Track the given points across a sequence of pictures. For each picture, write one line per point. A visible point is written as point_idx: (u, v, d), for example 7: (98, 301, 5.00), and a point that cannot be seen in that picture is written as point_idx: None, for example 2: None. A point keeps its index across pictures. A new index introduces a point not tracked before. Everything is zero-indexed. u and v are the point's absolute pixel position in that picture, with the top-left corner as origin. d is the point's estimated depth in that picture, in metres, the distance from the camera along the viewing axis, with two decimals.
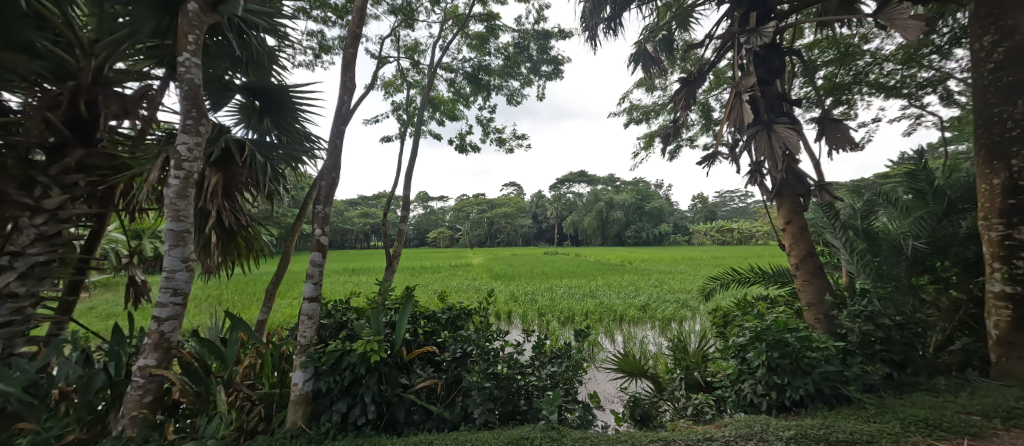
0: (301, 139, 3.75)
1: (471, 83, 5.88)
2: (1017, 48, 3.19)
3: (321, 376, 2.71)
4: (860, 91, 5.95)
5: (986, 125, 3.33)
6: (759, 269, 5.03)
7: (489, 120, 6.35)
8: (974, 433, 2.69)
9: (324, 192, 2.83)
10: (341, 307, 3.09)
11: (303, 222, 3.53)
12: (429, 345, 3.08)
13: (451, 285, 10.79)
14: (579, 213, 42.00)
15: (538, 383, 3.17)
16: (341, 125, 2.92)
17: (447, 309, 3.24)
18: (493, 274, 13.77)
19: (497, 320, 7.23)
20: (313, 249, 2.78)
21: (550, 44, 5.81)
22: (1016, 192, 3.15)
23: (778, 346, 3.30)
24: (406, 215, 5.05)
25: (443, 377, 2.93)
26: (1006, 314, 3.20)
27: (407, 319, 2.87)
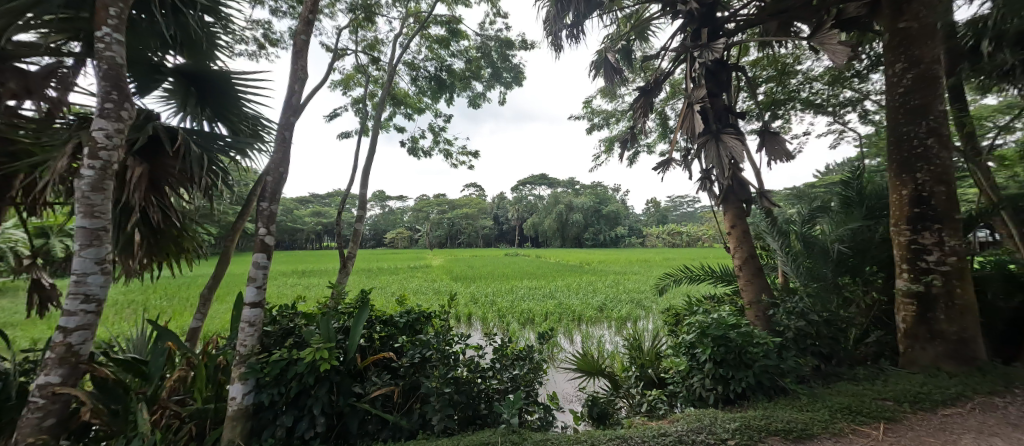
0: (245, 129, 3.45)
1: (432, 84, 5.73)
2: (922, 76, 3.60)
3: (263, 388, 2.49)
4: (794, 108, 6.40)
5: (897, 141, 3.72)
6: (708, 268, 5.23)
7: (442, 130, 6.20)
8: (889, 417, 2.95)
9: (271, 188, 2.62)
10: (288, 313, 2.86)
11: (246, 220, 3.25)
12: (386, 351, 2.93)
13: (408, 287, 10.51)
14: (537, 216, 42.44)
15: (499, 387, 3.09)
16: (291, 117, 2.72)
17: (406, 314, 3.07)
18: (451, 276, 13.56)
19: (456, 322, 7.11)
20: (256, 249, 2.55)
21: (510, 53, 5.78)
22: (920, 202, 3.59)
23: (722, 342, 3.44)
24: (363, 214, 4.81)
25: (401, 383, 2.79)
26: (912, 309, 3.67)
27: (362, 325, 2.69)
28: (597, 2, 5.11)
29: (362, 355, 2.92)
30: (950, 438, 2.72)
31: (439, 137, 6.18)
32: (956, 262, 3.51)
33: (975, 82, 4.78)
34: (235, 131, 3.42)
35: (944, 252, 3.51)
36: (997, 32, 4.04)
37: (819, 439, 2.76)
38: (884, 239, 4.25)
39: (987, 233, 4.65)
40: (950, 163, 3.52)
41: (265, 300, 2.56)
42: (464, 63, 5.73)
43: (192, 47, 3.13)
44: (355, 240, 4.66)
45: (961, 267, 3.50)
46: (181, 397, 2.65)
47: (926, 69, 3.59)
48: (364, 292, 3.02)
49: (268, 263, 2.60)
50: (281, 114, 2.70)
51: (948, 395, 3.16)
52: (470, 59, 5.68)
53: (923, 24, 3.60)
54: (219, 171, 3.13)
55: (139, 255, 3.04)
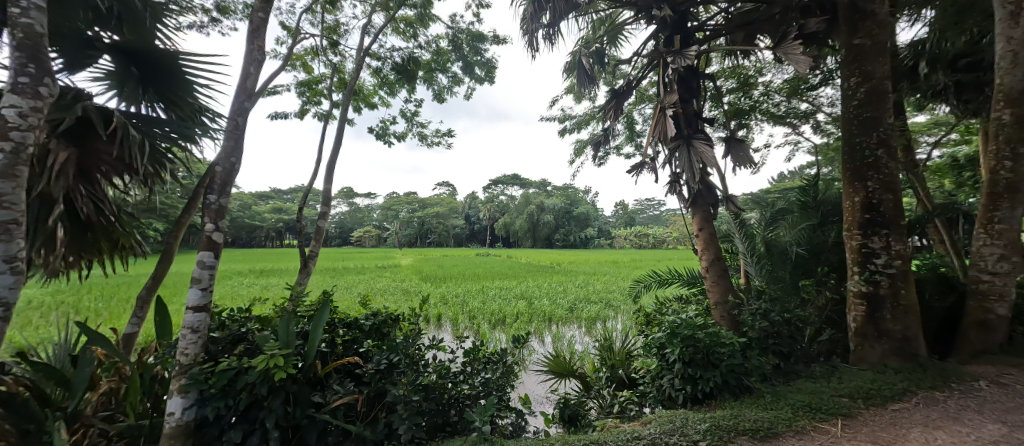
0: (195, 116, 3.18)
1: (399, 74, 5.47)
2: (874, 89, 3.73)
3: (207, 401, 2.26)
4: (755, 119, 6.60)
5: (850, 151, 3.84)
6: (676, 271, 5.26)
7: (415, 115, 5.98)
8: (846, 413, 3.02)
9: (220, 180, 2.39)
10: (238, 317, 2.63)
11: (195, 215, 2.99)
12: (350, 356, 2.75)
13: (375, 287, 10.14)
14: (508, 216, 42.49)
15: (470, 392, 2.96)
16: (245, 101, 2.48)
17: (371, 316, 2.90)
18: (419, 276, 13.26)
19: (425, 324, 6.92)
20: (202, 247, 2.34)
21: (483, 46, 5.64)
22: (870, 208, 3.71)
23: (690, 342, 3.46)
24: (327, 210, 4.54)
25: (365, 391, 2.60)
26: (862, 309, 3.79)
27: (322, 329, 2.49)
28: (574, 4, 5.06)
29: (324, 361, 2.72)
30: (899, 432, 2.80)
31: (412, 122, 5.96)
32: (902, 264, 3.65)
33: (913, 99, 5.41)
34: (184, 117, 3.15)
35: (892, 256, 3.65)
36: (934, 54, 4.64)
37: (785, 438, 2.77)
38: (836, 243, 4.42)
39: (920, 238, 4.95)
40: (897, 172, 3.67)
41: (210, 303, 2.36)
42: (432, 56, 5.54)
43: (133, 22, 2.85)
44: (316, 238, 4.40)
45: (906, 270, 3.65)
46: (108, 413, 2.37)
47: (878, 84, 3.72)
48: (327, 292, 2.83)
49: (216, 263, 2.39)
50: (234, 98, 2.45)
51: (896, 390, 3.27)
52: (438, 49, 5.48)
53: (876, 41, 3.73)
54: (163, 161, 2.86)
55: (65, 252, 2.73)
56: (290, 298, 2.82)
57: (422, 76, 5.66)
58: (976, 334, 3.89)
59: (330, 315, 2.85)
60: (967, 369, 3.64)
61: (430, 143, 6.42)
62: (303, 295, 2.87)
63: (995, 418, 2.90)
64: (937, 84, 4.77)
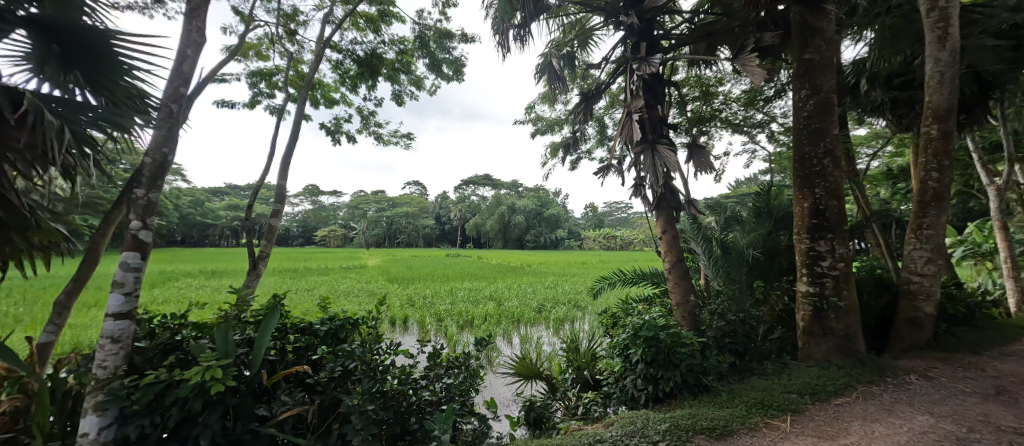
0: (130, 101, 2.96)
1: (360, 69, 5.31)
2: (821, 103, 3.95)
3: (130, 421, 2.09)
4: (715, 127, 6.87)
5: (800, 159, 4.05)
6: (640, 271, 5.36)
7: (372, 114, 5.83)
8: (795, 409, 3.17)
9: (151, 172, 2.30)
10: (171, 324, 2.49)
11: (126, 209, 2.78)
12: (302, 363, 2.63)
13: (339, 289, 9.83)
14: (478, 217, 42.36)
15: (431, 399, 2.90)
16: (180, 87, 2.39)
17: (327, 321, 2.76)
18: (386, 277, 12.95)
19: (390, 327, 6.77)
20: (127, 247, 2.22)
21: (451, 46, 5.58)
22: (816, 214, 3.93)
23: (653, 343, 3.55)
24: (281, 208, 4.34)
25: (317, 401, 2.50)
26: (808, 309, 4.00)
27: (269, 336, 2.38)
28: (545, 6, 5.10)
29: (271, 370, 2.59)
30: (842, 425, 2.96)
31: (369, 121, 5.81)
32: (844, 267, 3.89)
33: (856, 113, 5.79)
34: (116, 102, 2.92)
35: (835, 259, 3.89)
36: (873, 72, 5.00)
37: (739, 435, 2.87)
38: (786, 247, 4.65)
39: (859, 242, 5.32)
40: (841, 180, 3.89)
41: (134, 310, 2.25)
42: (397, 55, 5.42)
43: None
44: (268, 238, 4.20)
45: (848, 272, 3.89)
46: (11, 434, 2.19)
47: (824, 98, 3.95)
48: (278, 296, 2.68)
49: (143, 266, 2.28)
50: (167, 83, 2.36)
51: (839, 385, 3.47)
52: (403, 49, 5.38)
53: (823, 57, 3.95)
54: (88, 150, 2.63)
55: None
56: (234, 303, 2.66)
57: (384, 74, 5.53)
58: (906, 330, 4.22)
59: (280, 320, 2.70)
60: (901, 364, 3.91)
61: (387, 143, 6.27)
62: (249, 300, 2.71)
63: (924, 410, 3.12)
64: (876, 100, 5.13)
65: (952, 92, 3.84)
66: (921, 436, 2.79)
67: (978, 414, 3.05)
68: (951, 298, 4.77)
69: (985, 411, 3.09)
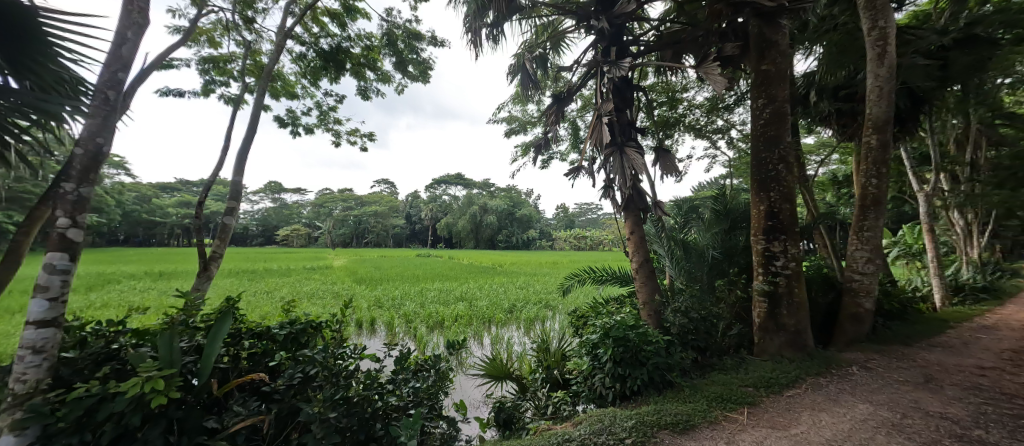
0: (60, 87, 2.55)
1: (323, 62, 5.19)
2: (776, 112, 4.21)
3: (53, 440, 2.04)
4: (679, 131, 7.16)
5: (758, 164, 4.30)
6: (610, 269, 5.53)
7: (331, 110, 5.72)
8: (750, 402, 3.39)
9: (81, 165, 2.23)
10: (105, 331, 2.35)
11: (51, 207, 2.46)
12: (257, 371, 2.60)
13: (302, 291, 9.55)
14: (450, 217, 42.14)
15: (397, 404, 2.90)
16: (118, 72, 2.35)
17: (287, 325, 2.76)
18: (353, 278, 12.68)
19: (357, 330, 6.67)
20: (52, 247, 2.15)
21: (419, 46, 5.58)
22: (771, 216, 4.20)
23: (622, 341, 3.69)
24: (236, 207, 4.20)
25: (273, 410, 2.45)
26: (763, 306, 4.27)
27: (219, 342, 2.36)
28: (518, 7, 5.18)
29: (223, 379, 2.53)
30: (794, 416, 3.19)
31: (327, 116, 5.71)
32: (796, 266, 4.16)
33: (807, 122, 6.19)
34: (43, 88, 2.49)
35: (788, 259, 4.16)
36: (822, 85, 5.38)
37: (700, 428, 3.04)
38: (744, 247, 4.91)
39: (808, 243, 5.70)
40: (794, 185, 4.17)
41: (60, 317, 2.17)
42: (362, 51, 5.37)
43: None
44: (221, 237, 4.10)
45: (798, 271, 4.17)
46: None
47: (779, 107, 4.21)
48: (232, 300, 2.65)
49: (71, 268, 2.21)
50: (105, 68, 2.32)
51: (790, 377, 3.73)
52: (370, 45, 5.33)
53: (778, 68, 4.22)
54: (8, 137, 2.33)
55: None
56: (182, 307, 2.55)
57: (349, 69, 5.45)
58: (849, 326, 4.55)
59: (235, 325, 2.66)
60: (844, 357, 4.23)
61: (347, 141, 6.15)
62: (198, 304, 2.60)
63: (865, 399, 3.41)
64: (823, 111, 5.51)
65: (890, 106, 4.18)
66: (861, 423, 3.05)
67: (910, 400, 3.36)
68: (887, 295, 5.19)
69: (916, 398, 3.40)
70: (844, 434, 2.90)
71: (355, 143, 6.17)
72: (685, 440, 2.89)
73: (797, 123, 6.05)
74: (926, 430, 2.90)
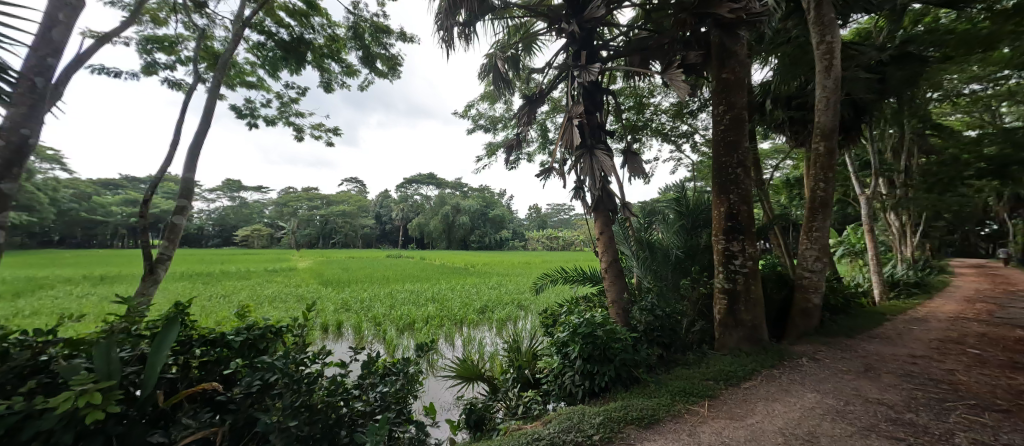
0: None
1: (283, 52, 4.99)
2: (735, 118, 4.46)
3: None
4: (646, 135, 7.41)
5: (717, 169, 4.55)
6: (580, 269, 5.65)
7: (293, 102, 5.56)
8: (711, 395, 3.57)
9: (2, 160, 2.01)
10: (31, 342, 2.10)
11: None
12: (211, 380, 2.47)
13: (264, 294, 9.22)
14: (420, 217, 41.69)
15: (363, 409, 2.91)
16: (47, 57, 2.11)
17: (244, 331, 2.64)
18: (318, 280, 12.33)
19: (323, 334, 6.53)
20: None
21: (388, 40, 5.53)
22: (731, 217, 4.44)
23: (590, 339, 3.81)
24: (187, 204, 3.99)
25: (228, 421, 2.33)
26: (723, 303, 4.51)
27: (166, 351, 2.19)
28: (490, 7, 5.25)
29: (170, 390, 2.36)
30: (750, 407, 3.39)
31: (288, 108, 5.55)
32: (752, 265, 4.42)
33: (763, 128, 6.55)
34: None
35: (746, 258, 4.41)
36: (777, 94, 5.73)
37: (664, 422, 3.19)
38: (705, 246, 5.15)
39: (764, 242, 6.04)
40: (751, 188, 4.43)
41: None
42: (326, 41, 5.24)
43: None
44: (169, 238, 3.91)
45: (755, 270, 4.43)
46: None
47: (738, 114, 4.46)
48: (180, 305, 2.49)
49: None
50: (31, 52, 2.08)
51: (747, 370, 3.96)
52: (336, 36, 5.23)
53: (737, 77, 4.47)
54: None
55: None
56: (122, 314, 2.30)
57: (310, 60, 5.31)
58: (800, 320, 4.88)
59: (184, 332, 2.51)
60: (795, 349, 4.52)
61: (311, 135, 6.00)
62: (140, 310, 2.35)
63: (815, 388, 3.66)
64: (778, 118, 5.88)
65: (836, 115, 4.50)
66: (810, 411, 3.28)
67: (852, 388, 3.65)
68: (833, 291, 5.59)
69: (858, 386, 3.69)
70: (795, 422, 3.11)
71: (319, 137, 5.99)
72: (650, 434, 3.03)
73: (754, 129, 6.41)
74: (866, 415, 3.16)
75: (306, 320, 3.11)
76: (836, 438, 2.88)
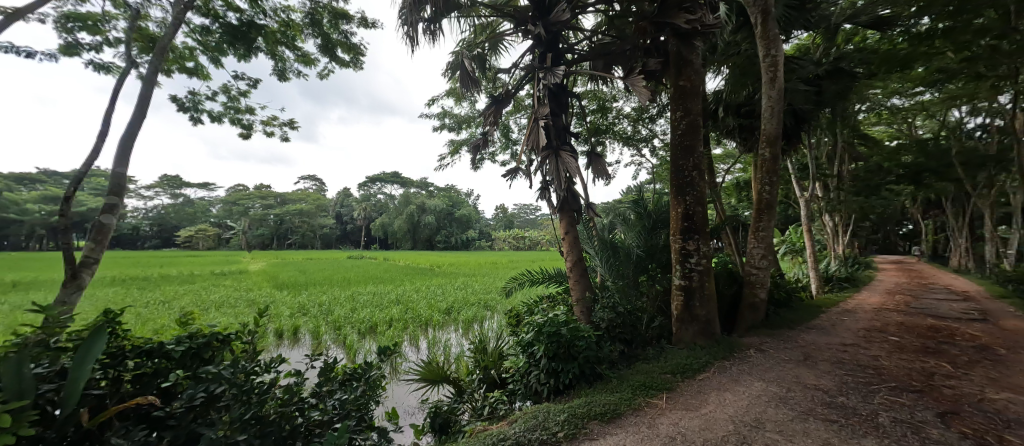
0: None
1: (231, 37, 4.50)
2: (691, 124, 4.73)
3: None
4: (609, 138, 7.66)
5: (676, 171, 4.79)
6: (545, 270, 5.79)
7: (244, 95, 5.06)
8: (668, 387, 3.80)
9: None
10: None
11: None
12: (147, 395, 2.26)
13: (215, 297, 8.80)
14: (385, 216, 40.88)
15: (320, 419, 2.80)
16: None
17: (185, 339, 2.41)
18: (273, 283, 11.87)
19: (279, 340, 6.33)
20: None
21: (347, 26, 5.22)
22: (686, 218, 4.71)
23: (554, 337, 3.93)
24: (118, 203, 3.68)
25: (167, 438, 2.17)
26: (680, 299, 4.76)
27: (90, 365, 1.93)
28: (455, 4, 5.30)
29: (95, 408, 2.13)
30: (703, 397, 3.62)
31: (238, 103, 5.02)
32: (706, 263, 4.71)
33: (716, 134, 6.95)
34: None
35: (701, 256, 4.70)
36: (727, 102, 6.12)
37: (625, 416, 3.37)
38: (663, 245, 5.40)
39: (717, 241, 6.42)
40: (705, 190, 4.71)
41: None
42: (278, 26, 4.80)
43: None
44: (98, 240, 3.56)
45: (708, 268, 4.72)
46: None
47: (693, 119, 4.74)
48: (109, 314, 2.26)
49: None
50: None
51: (701, 363, 4.23)
52: (290, 22, 4.80)
53: (692, 84, 4.74)
54: None
55: None
56: (39, 325, 2.05)
57: (260, 45, 4.80)
58: (748, 313, 5.24)
59: (114, 343, 2.25)
60: (743, 342, 4.84)
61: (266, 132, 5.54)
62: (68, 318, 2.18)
63: (760, 377, 3.96)
64: (728, 125, 6.29)
65: (779, 123, 4.86)
66: (756, 398, 3.55)
67: (793, 376, 3.97)
68: (777, 286, 6.02)
69: (796, 374, 4.03)
70: (743, 410, 3.36)
71: (271, 133, 5.61)
72: (612, 429, 3.19)
73: (707, 135, 6.80)
74: (805, 400, 3.46)
75: (258, 326, 2.92)
76: (779, 423, 3.13)
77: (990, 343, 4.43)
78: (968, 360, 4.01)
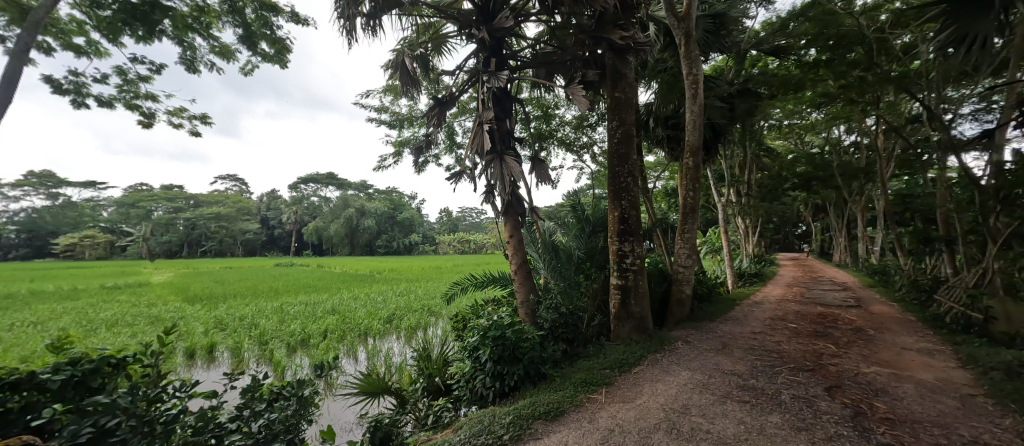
0: None
1: (128, 16, 3.83)
2: (625, 134, 5.12)
3: None
4: (552, 144, 7.99)
5: (612, 177, 5.15)
6: (490, 274, 5.93)
7: (144, 80, 4.51)
8: (607, 383, 4.09)
9: None
10: None
11: None
12: (12, 435, 2.07)
13: (115, 312, 7.96)
14: (321, 220, 39.01)
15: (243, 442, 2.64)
16: None
17: (67, 367, 2.21)
18: (184, 296, 10.88)
19: (194, 361, 5.91)
20: None
21: (274, 20, 4.98)
22: (622, 221, 5.07)
23: (499, 339, 4.08)
24: None
25: None
26: (618, 298, 5.12)
27: None
28: (397, 3, 5.32)
29: None
30: (637, 389, 3.95)
31: (133, 88, 4.49)
32: (640, 263, 5.10)
33: (648, 142, 7.51)
34: None
35: (635, 257, 5.08)
36: (657, 113, 6.66)
37: (566, 413, 3.58)
38: (602, 246, 5.75)
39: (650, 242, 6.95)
40: (637, 195, 5.12)
41: None
42: (191, 10, 4.35)
43: None
44: None
45: (642, 267, 5.11)
46: None
47: (626, 130, 5.13)
48: None
49: None
50: None
51: (636, 357, 4.58)
52: (204, 7, 4.36)
53: (625, 96, 5.15)
54: None
55: None
56: None
57: (167, 29, 4.33)
58: (676, 308, 5.74)
59: None
60: (672, 335, 5.30)
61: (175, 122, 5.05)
62: None
63: (687, 367, 4.38)
64: (658, 135, 6.84)
65: (700, 135, 5.38)
66: (683, 386, 3.94)
67: (713, 364, 4.43)
68: (701, 282, 6.63)
69: (716, 361, 4.51)
70: (672, 399, 3.71)
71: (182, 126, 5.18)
72: (555, 427, 3.40)
73: (641, 143, 7.33)
74: (723, 385, 3.89)
75: (165, 343, 2.70)
76: (703, 407, 3.51)
77: (863, 325, 5.22)
78: (848, 341, 4.71)
